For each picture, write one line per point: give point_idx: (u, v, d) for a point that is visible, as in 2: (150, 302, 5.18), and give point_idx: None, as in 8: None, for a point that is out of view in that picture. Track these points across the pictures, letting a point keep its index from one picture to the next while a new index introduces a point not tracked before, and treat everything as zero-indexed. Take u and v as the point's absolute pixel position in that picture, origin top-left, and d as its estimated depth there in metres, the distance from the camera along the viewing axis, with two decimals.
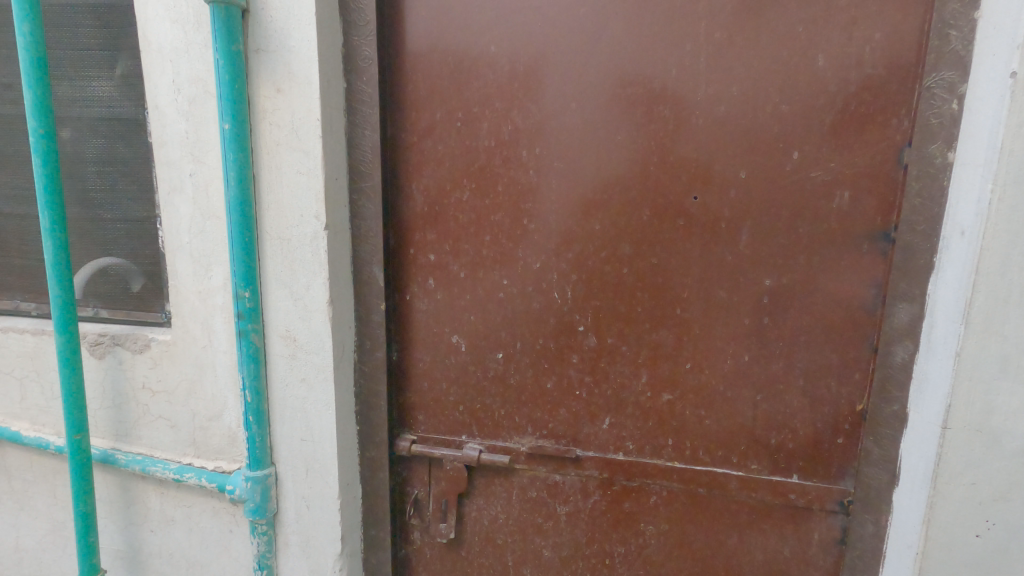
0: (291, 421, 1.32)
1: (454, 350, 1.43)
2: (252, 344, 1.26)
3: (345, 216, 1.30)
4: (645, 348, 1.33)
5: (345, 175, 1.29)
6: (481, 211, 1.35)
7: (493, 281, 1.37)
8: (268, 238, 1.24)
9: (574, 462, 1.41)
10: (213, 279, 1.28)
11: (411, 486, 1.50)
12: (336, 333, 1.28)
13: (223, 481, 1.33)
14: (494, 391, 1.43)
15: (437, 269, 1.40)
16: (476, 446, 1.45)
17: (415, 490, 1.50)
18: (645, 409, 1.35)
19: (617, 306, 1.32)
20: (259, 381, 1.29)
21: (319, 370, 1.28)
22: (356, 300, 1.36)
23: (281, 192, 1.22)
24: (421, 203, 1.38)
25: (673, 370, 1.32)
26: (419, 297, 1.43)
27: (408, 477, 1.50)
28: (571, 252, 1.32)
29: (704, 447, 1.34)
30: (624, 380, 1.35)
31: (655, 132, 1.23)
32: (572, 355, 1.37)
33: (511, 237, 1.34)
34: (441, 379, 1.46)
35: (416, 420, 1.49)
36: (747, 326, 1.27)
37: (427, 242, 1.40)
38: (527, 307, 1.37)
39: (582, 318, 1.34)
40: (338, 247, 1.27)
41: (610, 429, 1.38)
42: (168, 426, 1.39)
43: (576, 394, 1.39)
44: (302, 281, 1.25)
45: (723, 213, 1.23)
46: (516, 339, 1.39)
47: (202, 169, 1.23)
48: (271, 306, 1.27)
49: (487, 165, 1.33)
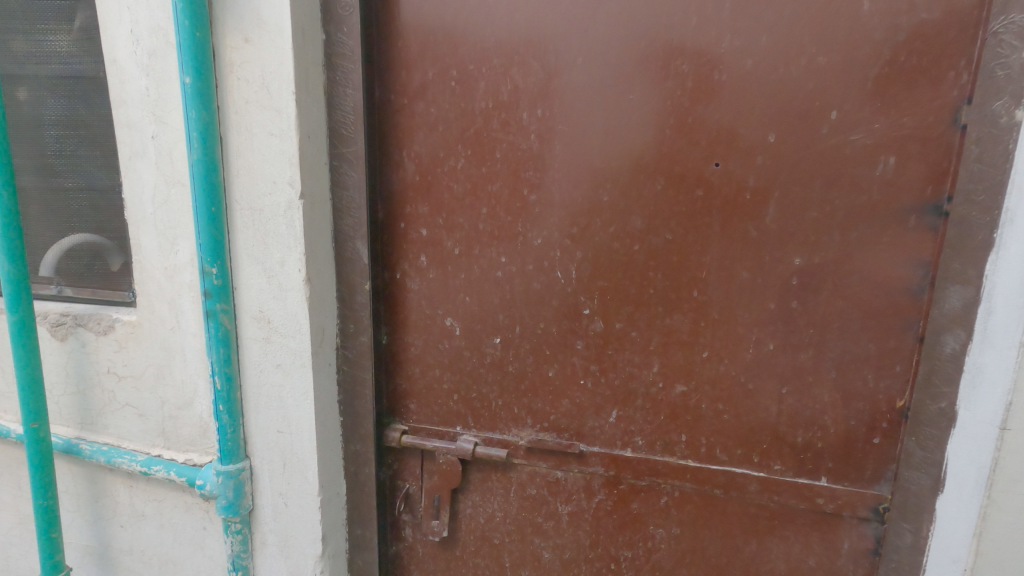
0: (266, 410, 1.21)
1: (448, 334, 1.31)
2: (221, 326, 1.14)
3: (326, 185, 1.18)
4: (657, 334, 1.20)
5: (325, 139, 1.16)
6: (478, 181, 1.22)
7: (490, 259, 1.24)
8: (240, 209, 1.12)
9: (578, 458, 1.28)
10: (180, 254, 1.16)
11: (402, 479, 1.38)
12: (314, 315, 1.16)
13: (193, 475, 1.22)
14: (491, 380, 1.30)
15: (429, 245, 1.27)
16: (471, 439, 1.32)
17: (407, 484, 1.38)
18: (656, 401, 1.22)
19: (626, 287, 1.19)
20: (230, 366, 1.17)
21: (296, 355, 1.16)
22: (339, 279, 1.23)
23: (253, 157, 1.09)
24: (411, 172, 1.25)
25: (688, 360, 1.19)
26: (409, 277, 1.30)
27: (399, 471, 1.38)
28: (576, 227, 1.18)
29: (722, 445, 1.20)
30: (634, 370, 1.22)
31: (672, 90, 1.09)
32: (576, 341, 1.24)
33: (510, 210, 1.21)
34: (434, 366, 1.33)
35: (407, 410, 1.37)
36: (773, 311, 1.13)
37: (418, 216, 1.27)
38: (527, 288, 1.24)
39: (587, 301, 1.21)
40: (317, 219, 1.14)
41: (617, 422, 1.25)
42: (136, 414, 1.28)
43: (580, 384, 1.26)
44: (275, 256, 1.12)
45: (747, 182, 1.08)
46: (515, 323, 1.26)
47: (165, 131, 1.11)
48: (243, 285, 1.16)
49: (483, 129, 1.19)
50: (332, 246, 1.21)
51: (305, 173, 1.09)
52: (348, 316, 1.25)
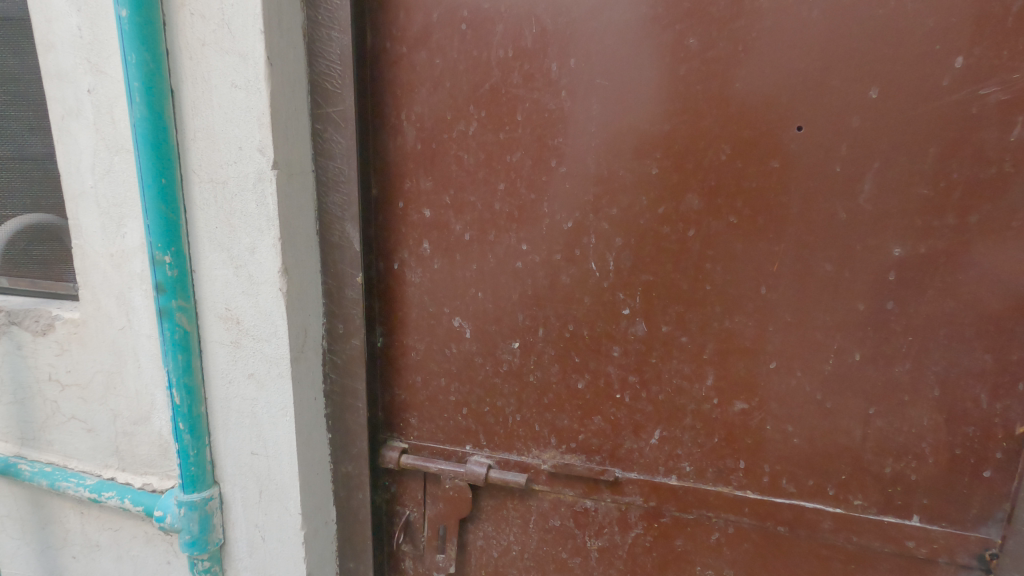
0: (238, 428, 1.00)
1: (456, 336, 1.09)
2: (178, 327, 0.93)
3: (308, 153, 0.95)
4: (712, 339, 0.98)
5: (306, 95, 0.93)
6: (493, 150, 0.99)
7: (508, 247, 1.02)
8: (199, 183, 0.90)
9: (611, 486, 1.08)
10: (127, 238, 0.94)
11: (402, 505, 1.19)
12: (294, 314, 0.94)
13: (151, 505, 1.01)
14: (507, 392, 1.09)
15: (433, 229, 1.05)
16: (483, 461, 1.12)
17: (407, 510, 1.19)
18: (708, 420, 1.01)
19: (676, 282, 0.97)
20: (191, 376, 0.95)
21: (272, 363, 0.95)
22: (325, 269, 1.01)
23: (214, 116, 0.87)
24: (412, 139, 1.03)
25: (749, 372, 0.98)
26: (410, 267, 1.09)
27: (399, 494, 1.19)
28: (614, 207, 0.96)
29: (789, 475, 0.99)
30: (682, 383, 1.01)
31: (742, 32, 0.85)
32: (612, 347, 1.02)
33: (533, 186, 0.99)
34: (438, 374, 1.12)
35: (407, 425, 1.17)
36: (862, 313, 0.90)
37: (421, 193, 1.05)
38: (552, 282, 1.02)
39: (627, 298, 0.99)
40: (296, 195, 0.92)
41: (660, 445, 1.05)
42: (83, 429, 1.07)
43: (616, 398, 1.05)
44: (244, 241, 0.90)
45: (838, 151, 0.85)
46: (538, 325, 1.04)
47: (104, 83, 0.88)
48: (205, 277, 0.94)
49: (501, 85, 0.96)
50: (315, 230, 0.99)
51: (278, 137, 0.86)
52: (336, 315, 1.03)
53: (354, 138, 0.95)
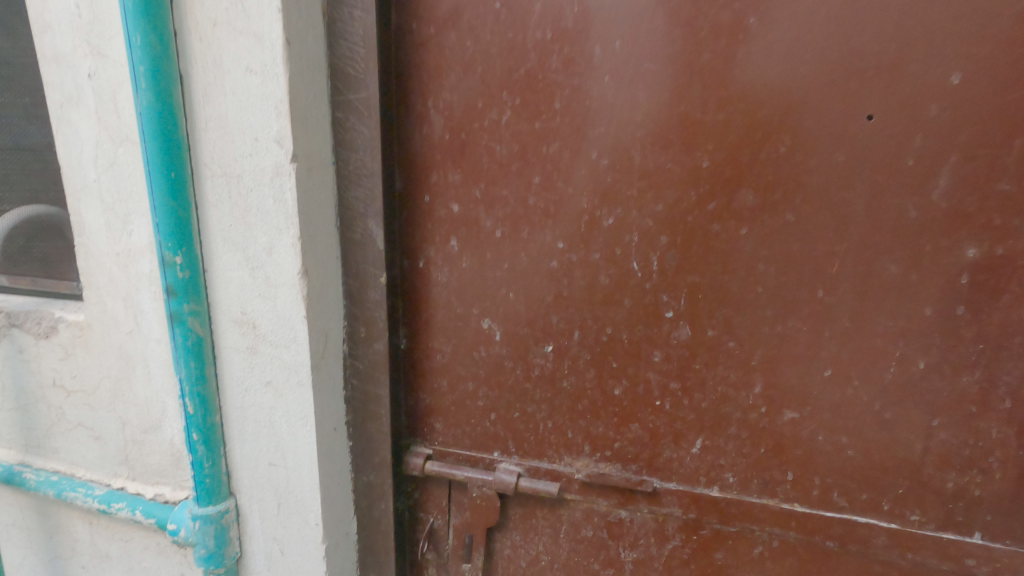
0: (255, 439, 0.94)
1: (485, 339, 1.03)
2: (190, 333, 0.86)
3: (328, 144, 0.87)
4: (762, 345, 0.92)
5: (325, 82, 0.85)
6: (528, 141, 0.92)
7: (542, 245, 0.95)
8: (211, 177, 0.82)
9: (649, 496, 1.02)
10: (134, 236, 0.87)
11: (426, 512, 1.15)
12: (314, 319, 0.87)
13: (164, 517, 0.96)
14: (539, 397, 1.04)
15: (461, 226, 0.99)
16: (512, 469, 1.06)
17: (432, 518, 1.14)
18: (755, 430, 0.95)
19: (725, 284, 0.90)
20: (205, 385, 0.89)
21: (291, 371, 0.88)
22: (346, 270, 0.94)
23: (226, 104, 0.79)
24: (439, 129, 0.95)
25: (801, 380, 0.91)
26: (436, 266, 1.02)
27: (423, 501, 1.14)
28: (659, 203, 0.89)
29: (840, 487, 0.93)
30: (727, 390, 0.95)
31: (809, 10, 0.77)
32: (653, 351, 0.96)
33: (571, 180, 0.91)
34: (465, 378, 1.07)
35: (431, 430, 1.12)
36: (929, 319, 0.83)
37: (449, 187, 0.98)
38: (590, 282, 0.95)
39: (671, 301, 0.93)
40: (316, 191, 0.85)
41: (701, 454, 0.99)
42: (91, 437, 1.02)
43: (656, 406, 0.99)
44: (261, 240, 0.83)
45: (912, 143, 0.78)
46: (573, 328, 0.98)
47: (106, 67, 0.81)
48: (219, 279, 0.87)
49: (537, 70, 0.88)
50: (336, 227, 0.92)
51: (297, 127, 0.79)
52: (357, 318, 0.96)
53: (378, 128, 0.87)
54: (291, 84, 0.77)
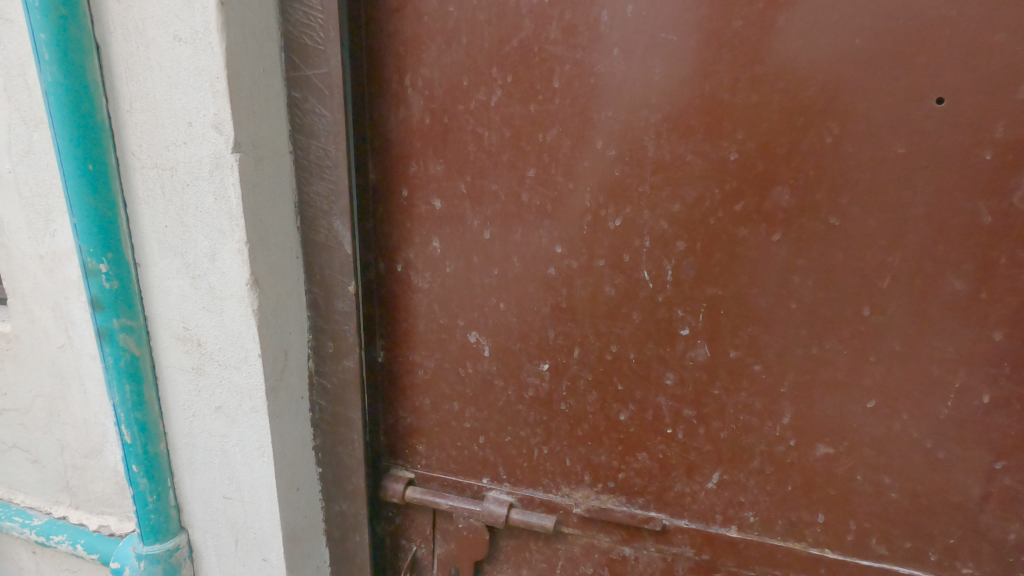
0: (206, 468, 0.82)
1: (471, 354, 0.91)
2: (123, 352, 0.74)
3: (283, 129, 0.74)
4: (793, 368, 0.78)
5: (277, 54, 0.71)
6: (522, 126, 0.78)
7: (538, 249, 0.82)
8: (141, 169, 0.70)
9: (656, 534, 0.90)
10: (56, 238, 0.74)
11: (407, 540, 1.02)
12: (269, 336, 0.74)
13: (108, 553, 0.86)
14: (533, 420, 0.91)
15: (444, 225, 0.85)
16: (502, 499, 0.94)
17: (414, 546, 1.01)
18: (781, 464, 0.83)
19: (751, 298, 0.76)
20: (145, 409, 0.77)
21: (242, 395, 0.76)
22: (309, 277, 0.81)
23: (154, 80, 0.66)
24: (418, 111, 0.81)
25: (837, 410, 0.78)
26: (416, 271, 0.89)
27: (403, 529, 1.02)
28: (676, 201, 0.74)
29: (879, 533, 0.81)
30: (750, 419, 0.82)
31: None
32: (665, 373, 0.83)
33: (571, 174, 0.77)
34: (450, 397, 0.94)
35: (413, 452, 0.99)
36: (999, 346, 0.69)
37: (430, 180, 0.84)
38: (593, 293, 0.82)
39: (687, 316, 0.79)
40: (267, 186, 0.71)
41: (718, 489, 0.86)
42: (28, 460, 0.91)
43: (666, 434, 0.86)
44: (202, 244, 0.70)
45: (992, 132, 0.63)
46: (572, 344, 0.85)
47: (12, 35, 0.67)
48: (157, 289, 0.75)
49: (533, 42, 0.74)
50: (296, 228, 0.78)
51: (240, 108, 0.65)
52: (323, 332, 0.84)
53: (342, 110, 0.73)
54: (228, 54, 0.63)
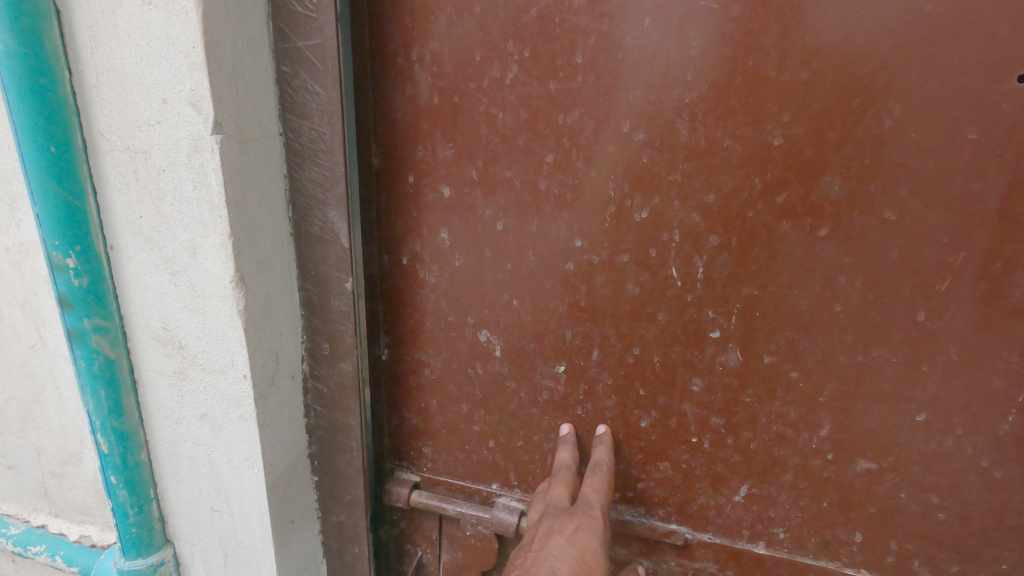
0: (192, 479, 0.76)
1: (481, 355, 0.84)
2: (96, 355, 0.68)
3: (272, 108, 0.66)
4: (835, 377, 0.71)
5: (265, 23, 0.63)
6: (539, 106, 0.69)
7: (555, 243, 0.74)
8: (111, 152, 0.63)
9: (678, 549, 0.85)
10: (21, 228, 0.68)
11: (412, 544, 0.97)
12: (258, 339, 0.68)
13: (88, 566, 0.80)
14: (547, 424, 0.84)
15: (454, 214, 0.78)
16: (513, 507, 0.86)
17: (420, 550, 0.96)
18: (817, 479, 0.76)
19: (791, 299, 0.69)
20: (123, 414, 0.72)
21: (227, 403, 0.70)
22: (302, 272, 0.74)
23: (122, 50, 0.58)
24: (426, 90, 0.73)
25: (882, 423, 0.71)
26: (423, 265, 0.82)
27: (408, 532, 0.96)
28: (710, 191, 0.67)
29: (923, 555, 0.74)
30: (784, 429, 0.75)
31: None
32: (692, 379, 0.76)
33: (594, 160, 0.69)
34: (458, 398, 0.87)
35: (418, 454, 0.93)
36: None
37: (438, 166, 0.76)
38: (615, 291, 0.74)
39: (719, 318, 0.72)
40: (253, 171, 0.64)
41: (746, 504, 0.80)
42: (4, 465, 0.86)
43: (692, 443, 0.79)
44: (180, 237, 0.63)
45: None
46: (591, 346, 0.78)
47: None
48: (133, 285, 0.68)
49: (552, 11, 0.65)
50: (287, 218, 0.71)
51: (219, 83, 0.57)
52: (318, 333, 0.77)
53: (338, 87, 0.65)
54: (207, 18, 0.55)
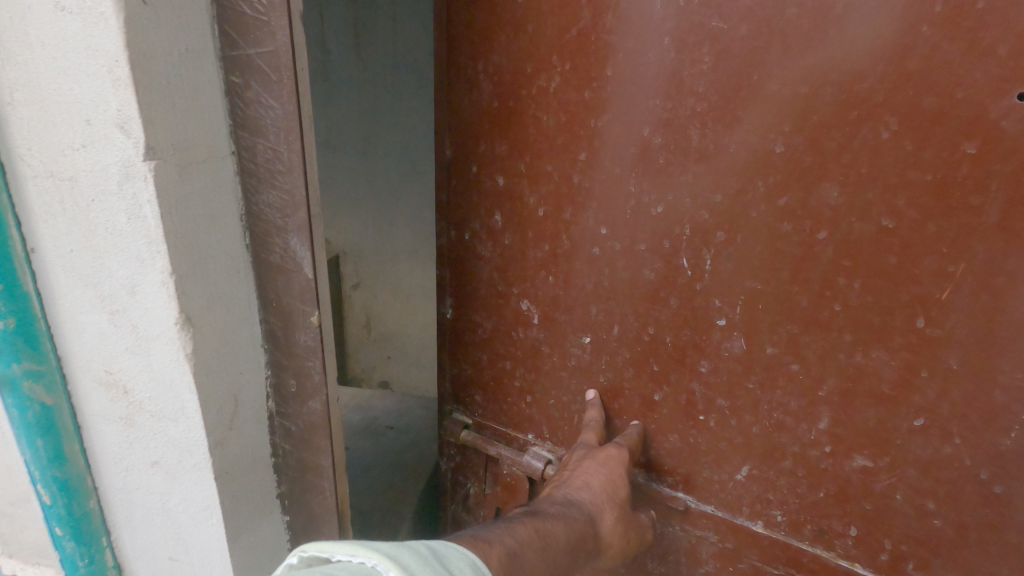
0: (139, 501, 0.86)
1: (523, 320, 0.98)
2: (31, 401, 0.77)
3: (224, 135, 0.74)
4: (835, 373, 0.75)
5: (384, 119, 1.61)
6: (576, 112, 0.81)
7: (585, 229, 0.86)
8: (36, 180, 0.69)
9: (681, 515, 0.94)
10: None
11: (463, 476, 1.16)
12: (216, 357, 0.76)
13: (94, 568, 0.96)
14: (575, 387, 0.97)
15: (505, 201, 0.92)
16: (541, 455, 1.02)
17: (468, 483, 1.16)
18: (814, 469, 0.80)
19: (793, 297, 0.74)
20: (63, 450, 0.81)
21: (175, 442, 0.78)
22: (264, 299, 0.84)
23: (36, 66, 0.63)
24: (487, 95, 0.88)
25: (880, 421, 0.74)
26: (480, 240, 0.98)
27: (462, 466, 1.16)
28: (718, 192, 0.74)
29: (921, 559, 0.76)
30: (785, 418, 0.80)
31: None
32: (700, 360, 0.84)
33: (619, 158, 0.80)
34: (503, 356, 1.03)
35: (472, 400, 1.10)
36: None
37: (494, 159, 0.91)
38: (635, 275, 0.84)
39: (724, 307, 0.79)
40: (217, 202, 0.73)
41: (746, 484, 0.87)
42: None
43: (698, 420, 0.87)
44: (116, 277, 0.71)
45: None
46: (613, 321, 0.89)
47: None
48: (70, 322, 0.76)
49: (586, 31, 0.77)
50: (245, 247, 0.80)
51: (152, 104, 0.61)
52: (287, 368, 0.87)
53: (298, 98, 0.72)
54: (128, 33, 0.58)
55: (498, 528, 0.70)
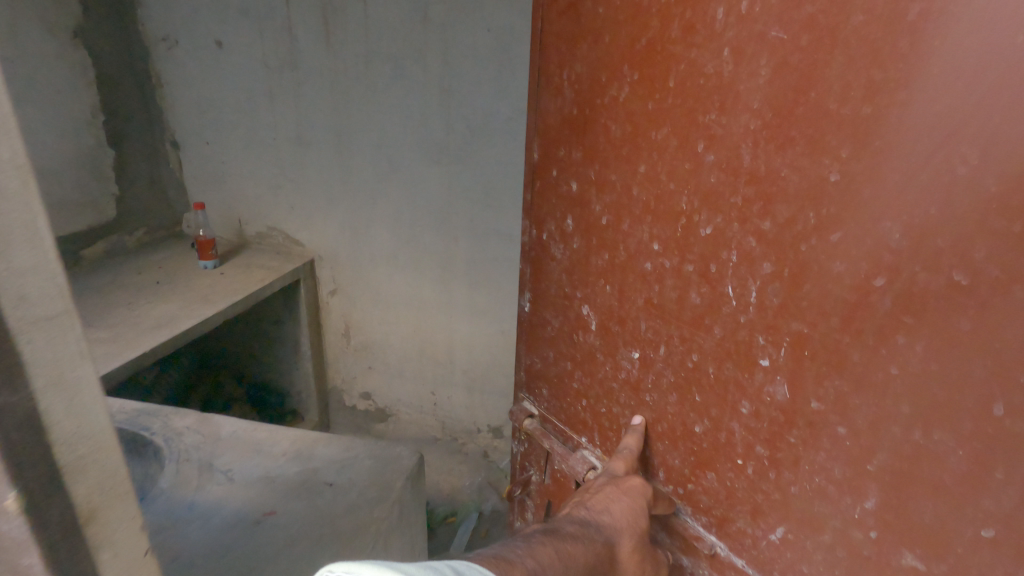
0: None
1: (583, 325, 0.99)
2: None
3: None
4: (886, 449, 0.63)
5: (393, 133, 2.09)
6: (640, 122, 0.80)
7: (638, 243, 0.84)
8: None
9: (711, 559, 0.88)
10: None
11: (526, 462, 1.23)
12: None
13: None
14: (624, 401, 0.95)
15: (576, 206, 0.94)
16: (586, 461, 1.03)
17: (528, 470, 1.22)
18: (856, 554, 0.69)
19: (843, 348, 0.64)
20: None
21: None
22: None
23: None
24: (568, 102, 0.91)
25: (938, 519, 0.60)
26: (554, 241, 1.01)
27: (525, 452, 1.22)
28: (767, 219, 0.67)
29: None
30: (826, 486, 0.70)
31: None
32: (741, 400, 0.77)
33: (674, 174, 0.77)
34: (565, 356, 1.05)
35: (539, 393, 1.15)
36: None
37: (571, 164, 0.94)
38: (681, 297, 0.80)
39: (767, 347, 0.71)
40: None
41: (779, 547, 0.77)
42: None
43: (737, 464, 0.80)
44: None
45: None
46: (659, 342, 0.86)
47: None
48: None
49: (655, 41, 0.75)
50: None
51: None
52: None
53: None
54: None
55: (520, 546, 0.74)
